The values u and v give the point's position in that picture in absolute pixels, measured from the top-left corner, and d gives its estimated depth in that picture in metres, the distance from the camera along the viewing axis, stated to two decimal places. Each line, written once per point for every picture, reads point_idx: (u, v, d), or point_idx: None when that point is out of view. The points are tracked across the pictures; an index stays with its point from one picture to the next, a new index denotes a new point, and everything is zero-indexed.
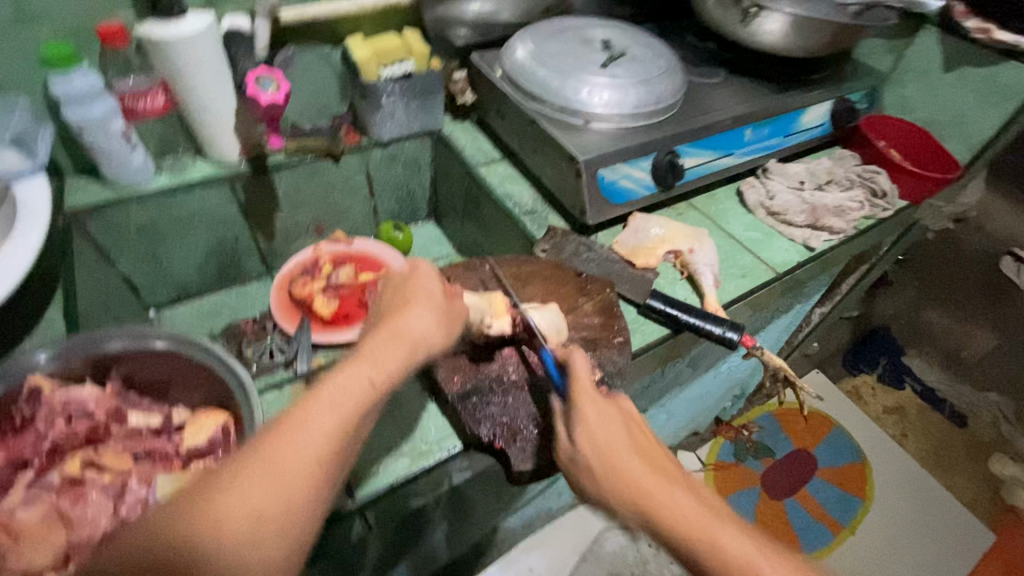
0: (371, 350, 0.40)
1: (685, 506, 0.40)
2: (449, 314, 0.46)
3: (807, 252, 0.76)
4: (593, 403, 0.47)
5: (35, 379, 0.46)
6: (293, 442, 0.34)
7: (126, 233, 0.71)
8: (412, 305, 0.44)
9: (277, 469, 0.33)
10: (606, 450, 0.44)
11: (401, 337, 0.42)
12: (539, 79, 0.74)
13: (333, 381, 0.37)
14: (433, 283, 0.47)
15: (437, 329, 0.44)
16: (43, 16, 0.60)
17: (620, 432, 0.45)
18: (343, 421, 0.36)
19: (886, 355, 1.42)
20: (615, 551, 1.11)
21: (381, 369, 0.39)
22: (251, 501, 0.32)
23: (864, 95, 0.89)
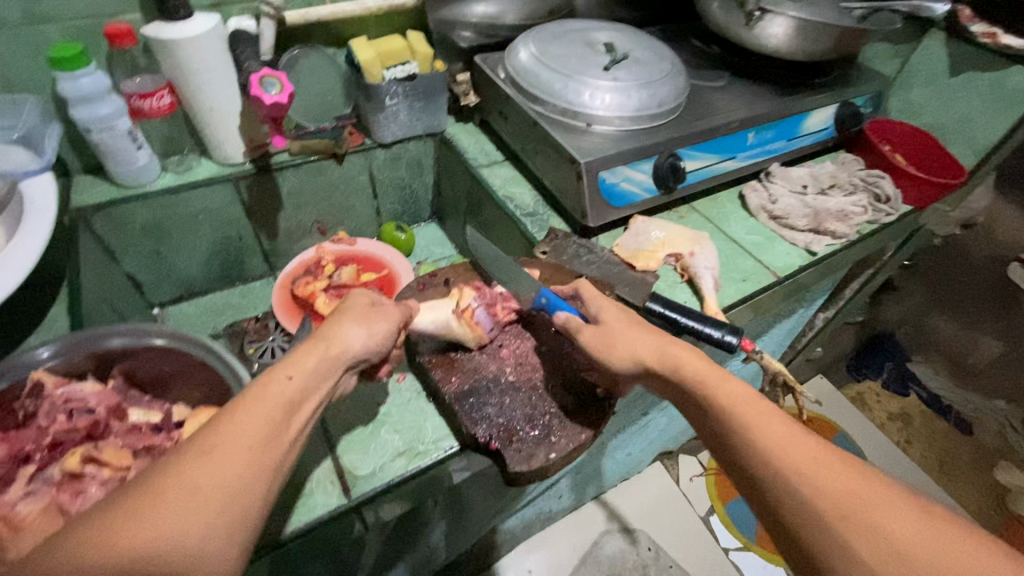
0: (297, 355, 0.43)
1: (778, 432, 0.39)
2: (375, 320, 0.49)
3: (809, 256, 0.75)
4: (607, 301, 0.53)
5: (37, 375, 0.47)
6: (233, 427, 0.36)
7: (131, 230, 0.72)
8: (340, 318, 0.48)
9: (218, 454, 0.34)
10: (650, 354, 0.48)
11: (330, 342, 0.45)
12: (542, 81, 0.74)
13: (258, 384, 0.39)
14: (360, 300, 0.51)
15: (368, 335, 0.48)
16: (52, 17, 0.61)
17: (627, 323, 0.51)
18: (275, 409, 0.38)
19: (892, 361, 1.43)
20: (614, 554, 1.15)
21: (305, 370, 0.42)
22: (198, 482, 0.33)
23: (869, 99, 0.89)
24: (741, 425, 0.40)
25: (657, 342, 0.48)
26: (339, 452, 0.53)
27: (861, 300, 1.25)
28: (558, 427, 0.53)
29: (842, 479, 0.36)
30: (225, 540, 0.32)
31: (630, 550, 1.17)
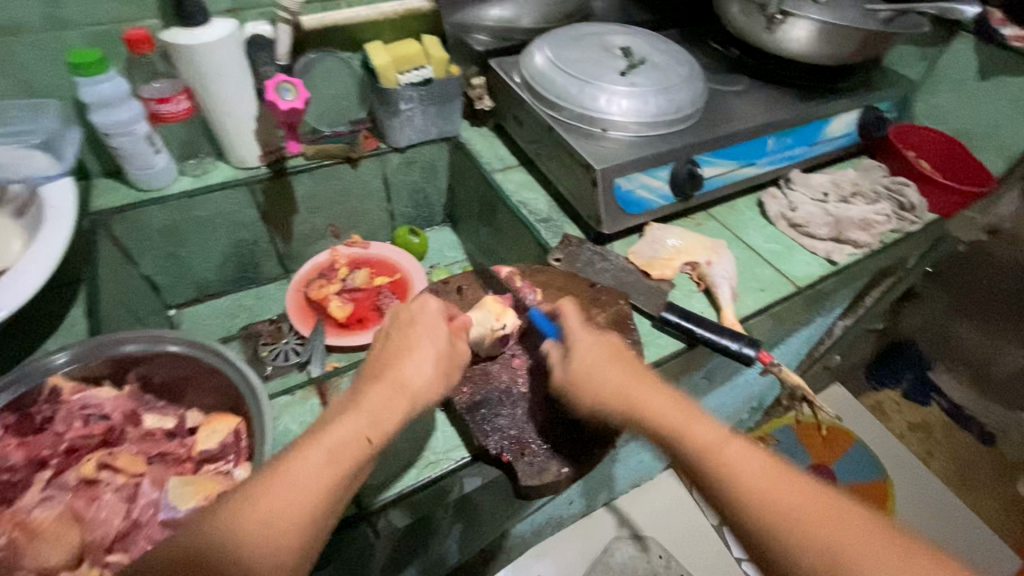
0: (373, 400, 0.43)
1: (781, 485, 0.39)
2: (449, 362, 0.48)
3: (829, 265, 0.74)
4: (589, 347, 0.50)
5: (54, 380, 0.48)
6: (296, 470, 0.38)
7: (148, 233, 0.73)
8: (413, 352, 0.46)
9: (287, 494, 0.37)
10: (649, 405, 0.45)
11: (402, 388, 0.44)
12: (557, 86, 0.73)
13: (335, 429, 0.40)
14: (437, 328, 0.49)
15: (436, 379, 0.46)
16: (74, 23, 0.62)
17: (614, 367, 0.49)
18: (342, 460, 0.39)
19: (913, 370, 1.39)
20: (625, 561, 1.14)
21: (379, 425, 0.42)
22: (265, 515, 0.36)
23: (893, 105, 0.87)
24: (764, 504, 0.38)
25: (628, 385, 0.47)
26: None
27: (882, 307, 1.22)
28: (569, 438, 0.52)
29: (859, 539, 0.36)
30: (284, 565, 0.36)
31: (641, 558, 1.15)
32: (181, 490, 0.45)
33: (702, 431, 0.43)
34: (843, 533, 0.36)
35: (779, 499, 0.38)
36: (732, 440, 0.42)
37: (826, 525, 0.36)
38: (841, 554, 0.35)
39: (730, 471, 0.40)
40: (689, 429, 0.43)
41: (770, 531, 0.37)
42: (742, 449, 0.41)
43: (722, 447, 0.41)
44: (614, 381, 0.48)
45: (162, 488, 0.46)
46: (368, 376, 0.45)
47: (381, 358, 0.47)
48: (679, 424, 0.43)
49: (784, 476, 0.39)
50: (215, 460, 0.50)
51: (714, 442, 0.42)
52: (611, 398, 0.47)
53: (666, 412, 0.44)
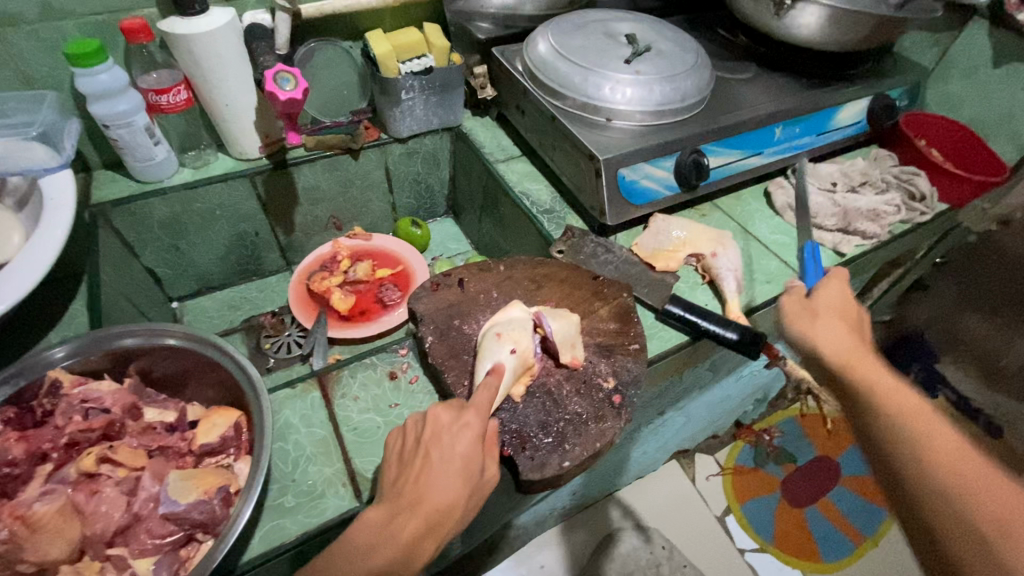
0: (398, 538, 0.43)
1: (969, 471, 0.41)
2: (478, 486, 0.46)
3: (836, 257, 0.73)
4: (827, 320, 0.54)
5: (54, 373, 0.48)
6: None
7: (149, 225, 0.73)
8: (441, 482, 0.44)
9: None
10: (839, 348, 0.51)
11: (420, 509, 0.44)
12: (560, 74, 0.72)
13: (353, 559, 0.42)
14: (462, 445, 0.46)
15: (459, 490, 0.45)
16: (70, 13, 0.61)
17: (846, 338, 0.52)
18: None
19: (919, 361, 1.33)
20: (628, 552, 1.14)
21: (407, 562, 0.43)
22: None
23: (904, 92, 0.85)
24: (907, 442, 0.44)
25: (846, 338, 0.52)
26: (350, 454, 0.52)
27: (890, 299, 1.21)
28: (571, 433, 0.52)
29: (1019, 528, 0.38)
30: None
31: (644, 548, 1.15)
32: (181, 484, 0.45)
33: (872, 375, 0.49)
34: (993, 490, 0.39)
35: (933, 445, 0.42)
36: (905, 396, 0.46)
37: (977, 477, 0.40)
38: (968, 494, 0.40)
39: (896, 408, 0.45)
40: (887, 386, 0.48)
41: (930, 468, 0.42)
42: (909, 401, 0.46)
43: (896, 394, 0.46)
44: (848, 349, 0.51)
45: (163, 482, 0.46)
46: (396, 504, 0.44)
47: (411, 484, 0.45)
48: (852, 364, 0.50)
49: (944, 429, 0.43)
50: (216, 454, 0.50)
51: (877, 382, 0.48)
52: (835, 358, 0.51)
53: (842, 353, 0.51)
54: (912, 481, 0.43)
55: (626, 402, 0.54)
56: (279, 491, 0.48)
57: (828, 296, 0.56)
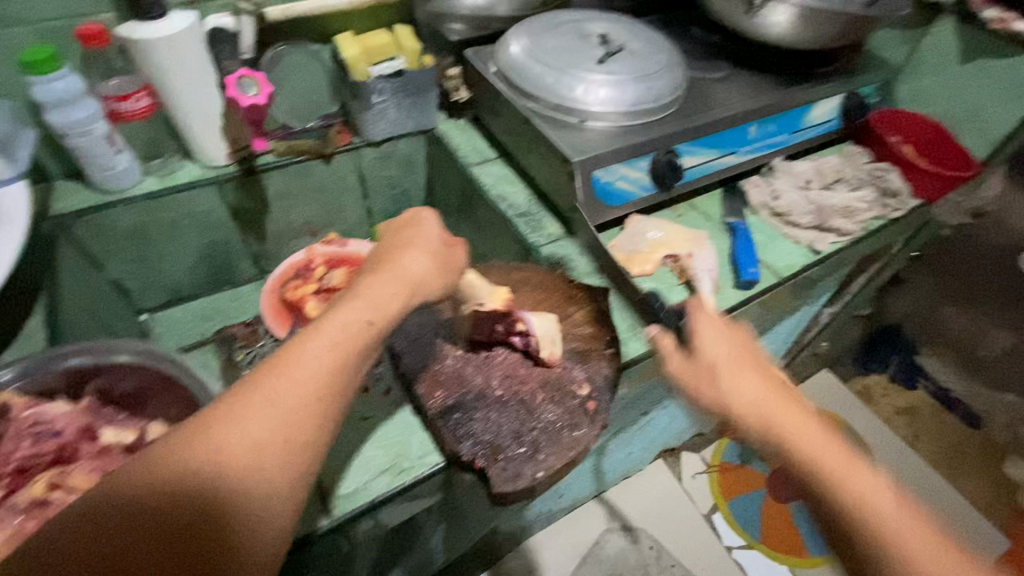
0: (370, 288, 0.43)
1: (834, 454, 0.45)
2: (444, 258, 0.49)
3: (812, 254, 0.73)
4: (707, 323, 0.53)
5: (4, 396, 0.46)
6: (272, 386, 0.34)
7: (114, 237, 0.70)
8: (410, 249, 0.47)
9: (264, 413, 0.33)
10: (752, 404, 0.48)
11: (400, 275, 0.45)
12: (533, 76, 0.71)
13: (335, 316, 0.39)
14: (433, 230, 0.50)
15: (433, 270, 0.47)
16: (22, 18, 0.59)
17: (723, 345, 0.52)
18: (341, 355, 0.37)
19: (898, 354, 1.42)
20: (615, 553, 1.14)
21: (380, 310, 0.41)
22: (274, 408, 0.33)
23: (876, 89, 0.86)
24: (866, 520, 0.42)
25: (718, 355, 0.51)
26: (320, 469, 0.50)
27: (868, 293, 1.22)
28: (545, 441, 0.51)
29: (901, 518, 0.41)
30: (281, 471, 0.33)
31: (631, 549, 1.15)
32: None
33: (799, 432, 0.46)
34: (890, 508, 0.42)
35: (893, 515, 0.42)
36: (800, 417, 0.47)
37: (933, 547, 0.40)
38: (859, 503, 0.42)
39: (823, 463, 0.44)
40: (762, 402, 0.48)
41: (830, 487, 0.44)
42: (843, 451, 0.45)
43: (805, 431, 0.46)
44: (723, 359, 0.51)
45: None
46: (362, 272, 0.45)
47: (379, 256, 0.47)
48: (748, 400, 0.48)
49: (814, 430, 0.46)
50: None
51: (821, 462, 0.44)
52: (719, 372, 0.50)
53: (772, 409, 0.47)
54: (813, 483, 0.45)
55: (601, 408, 0.54)
56: None
57: (729, 331, 0.54)
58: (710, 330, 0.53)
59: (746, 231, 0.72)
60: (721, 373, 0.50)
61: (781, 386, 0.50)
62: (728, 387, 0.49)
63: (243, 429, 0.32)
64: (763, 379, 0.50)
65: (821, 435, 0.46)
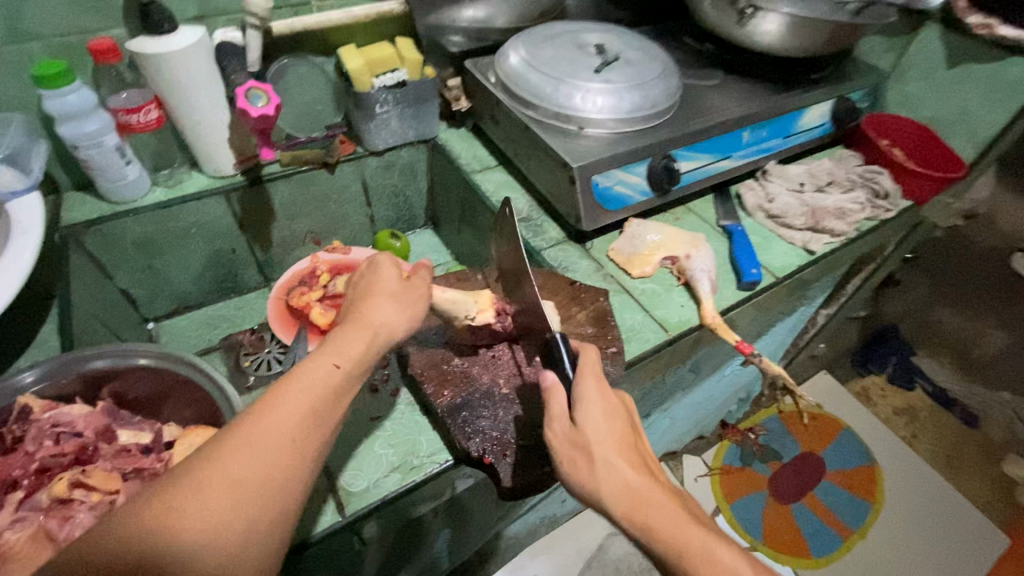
0: (333, 340, 0.41)
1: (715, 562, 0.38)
2: (410, 297, 0.48)
3: (807, 255, 0.75)
4: (588, 386, 0.45)
5: (24, 398, 0.47)
6: (230, 459, 0.33)
7: (122, 247, 0.72)
8: (372, 296, 0.46)
9: (224, 493, 0.31)
10: (625, 497, 0.40)
11: (366, 326, 0.43)
12: (532, 85, 0.73)
13: (304, 366, 0.39)
14: (395, 277, 0.48)
15: (401, 319, 0.46)
16: (36, 34, 0.60)
17: (601, 419, 0.44)
18: (306, 421, 0.36)
19: (897, 354, 1.41)
20: (620, 557, 1.14)
21: (349, 353, 0.40)
22: (243, 469, 0.32)
23: (865, 94, 0.88)
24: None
25: (596, 425, 0.43)
26: (332, 468, 0.51)
27: (864, 294, 1.24)
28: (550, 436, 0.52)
29: None
30: (238, 550, 0.31)
31: (636, 553, 1.16)
32: None
33: (666, 530, 0.39)
34: None
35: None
36: (677, 512, 0.40)
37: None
38: None
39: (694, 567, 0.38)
40: (629, 485, 0.41)
41: None
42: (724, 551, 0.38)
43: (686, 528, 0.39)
44: (597, 435, 0.43)
45: None
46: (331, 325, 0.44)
47: (349, 305, 0.46)
48: (618, 489, 0.41)
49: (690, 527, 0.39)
50: None
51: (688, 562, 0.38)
52: (585, 452, 0.42)
53: (632, 510, 0.40)
54: None
55: None
56: None
57: (608, 395, 0.46)
58: (588, 393, 0.45)
59: (742, 233, 0.74)
60: (594, 469, 0.42)
61: (650, 467, 0.43)
62: (600, 476, 0.41)
63: (212, 492, 0.31)
64: (634, 462, 0.42)
65: (682, 519, 0.39)
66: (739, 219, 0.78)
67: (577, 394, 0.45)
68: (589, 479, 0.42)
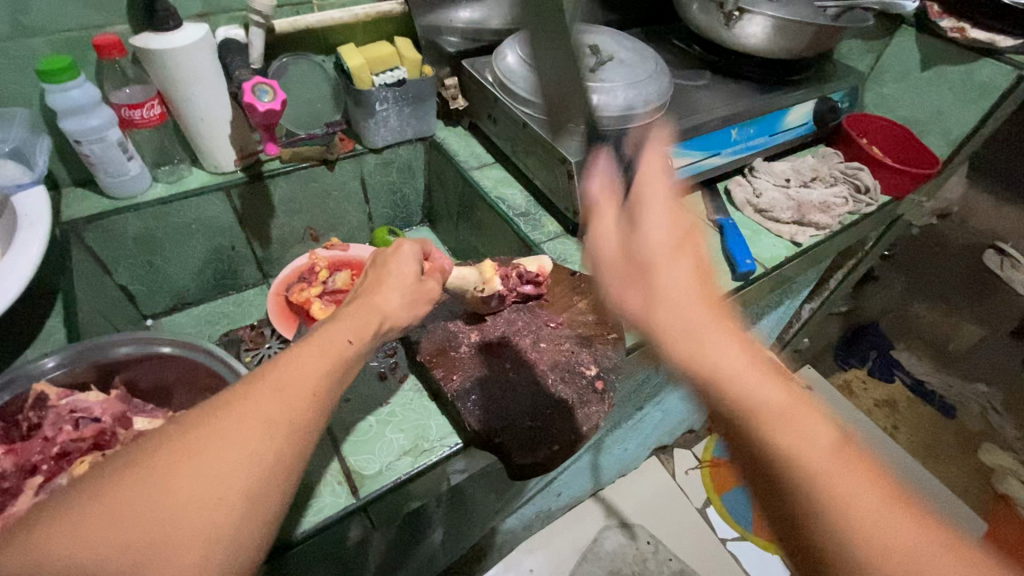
0: (342, 317, 0.43)
1: (782, 411, 0.33)
2: (419, 295, 0.50)
3: (793, 247, 0.78)
4: (658, 197, 0.41)
5: (40, 387, 0.49)
6: (234, 415, 0.33)
7: (123, 242, 0.72)
8: (384, 286, 0.47)
9: (225, 446, 0.32)
10: (680, 332, 0.37)
11: (374, 308, 0.45)
12: (530, 84, 0.75)
13: (318, 335, 0.41)
14: (406, 267, 0.50)
15: (404, 308, 0.48)
16: (39, 29, 0.61)
17: (665, 236, 0.40)
18: (312, 384, 0.37)
19: (876, 349, 1.45)
20: (614, 549, 1.16)
21: (360, 331, 0.42)
22: (266, 414, 0.34)
23: (845, 95, 0.92)
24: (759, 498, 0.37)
25: (657, 238, 0.40)
26: (344, 454, 0.53)
27: (845, 289, 1.28)
28: (556, 418, 0.55)
29: (875, 498, 0.30)
30: (232, 509, 0.31)
31: (629, 545, 1.17)
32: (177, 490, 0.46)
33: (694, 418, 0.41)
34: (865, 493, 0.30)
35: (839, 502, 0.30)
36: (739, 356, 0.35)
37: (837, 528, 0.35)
38: (810, 475, 0.31)
39: (753, 408, 0.33)
40: (683, 314, 0.37)
41: (770, 436, 0.32)
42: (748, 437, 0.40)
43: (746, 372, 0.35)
44: (658, 254, 0.40)
45: None
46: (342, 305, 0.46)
47: (358, 292, 0.48)
48: (670, 326, 0.37)
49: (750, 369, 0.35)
50: None
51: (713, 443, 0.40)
52: (643, 272, 0.40)
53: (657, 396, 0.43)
54: (745, 433, 0.33)
55: (608, 387, 0.58)
56: None
57: (679, 211, 0.41)
58: (657, 200, 0.41)
59: (733, 226, 0.76)
60: (649, 288, 0.39)
61: (714, 303, 0.38)
62: (654, 297, 0.39)
63: (240, 431, 0.33)
64: (695, 291, 0.38)
65: (741, 355, 0.35)
66: (728, 214, 0.80)
67: (640, 205, 0.41)
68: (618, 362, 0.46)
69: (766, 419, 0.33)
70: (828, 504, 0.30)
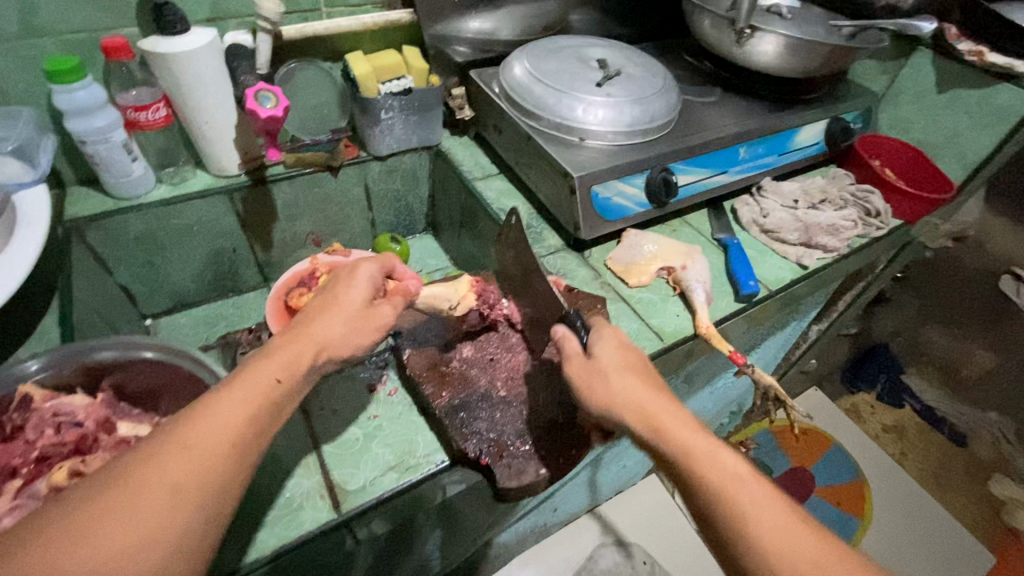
0: (275, 350, 0.44)
1: (687, 427, 0.46)
2: (364, 323, 0.49)
3: (800, 269, 0.76)
4: (600, 332, 0.54)
5: (25, 388, 0.50)
6: (147, 476, 0.34)
7: (124, 242, 0.72)
8: (326, 314, 0.47)
9: (132, 510, 0.32)
10: (653, 424, 0.47)
11: (308, 339, 0.45)
12: (535, 96, 0.75)
13: (246, 375, 0.41)
14: (355, 292, 0.50)
15: (346, 339, 0.47)
16: (48, 30, 0.62)
17: (615, 346, 0.52)
18: (234, 435, 0.37)
19: (886, 372, 1.42)
20: (609, 569, 1.13)
21: (291, 367, 0.43)
22: (178, 478, 0.34)
23: (858, 115, 0.90)
24: (697, 470, 0.43)
25: (630, 384, 0.49)
26: (329, 467, 0.53)
27: (853, 312, 1.25)
28: (550, 442, 0.55)
29: (750, 484, 0.42)
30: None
31: (625, 564, 1.14)
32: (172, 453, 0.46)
33: (692, 445, 0.45)
34: (750, 488, 0.42)
35: (712, 456, 0.44)
36: (676, 413, 0.47)
37: (799, 533, 0.40)
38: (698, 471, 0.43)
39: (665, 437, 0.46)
40: (624, 391, 0.49)
41: (669, 445, 0.45)
42: (695, 425, 0.47)
43: (704, 461, 0.44)
44: (661, 414, 0.47)
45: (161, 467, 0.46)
46: (281, 335, 0.46)
47: (302, 317, 0.48)
48: (625, 415, 0.48)
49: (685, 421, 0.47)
50: None
51: (656, 417, 0.47)
52: (639, 419, 0.47)
53: (678, 455, 0.45)
54: (681, 457, 0.44)
55: None
56: (257, 504, 0.48)
57: (613, 338, 0.53)
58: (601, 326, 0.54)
59: (738, 246, 0.75)
60: (602, 376, 0.50)
61: (658, 380, 0.51)
62: (596, 386, 0.50)
63: (149, 495, 0.33)
64: (646, 382, 0.50)
65: (628, 373, 0.50)
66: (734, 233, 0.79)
67: (584, 387, 0.51)
68: (606, 394, 0.49)
69: (704, 482, 0.43)
70: (740, 531, 0.41)
